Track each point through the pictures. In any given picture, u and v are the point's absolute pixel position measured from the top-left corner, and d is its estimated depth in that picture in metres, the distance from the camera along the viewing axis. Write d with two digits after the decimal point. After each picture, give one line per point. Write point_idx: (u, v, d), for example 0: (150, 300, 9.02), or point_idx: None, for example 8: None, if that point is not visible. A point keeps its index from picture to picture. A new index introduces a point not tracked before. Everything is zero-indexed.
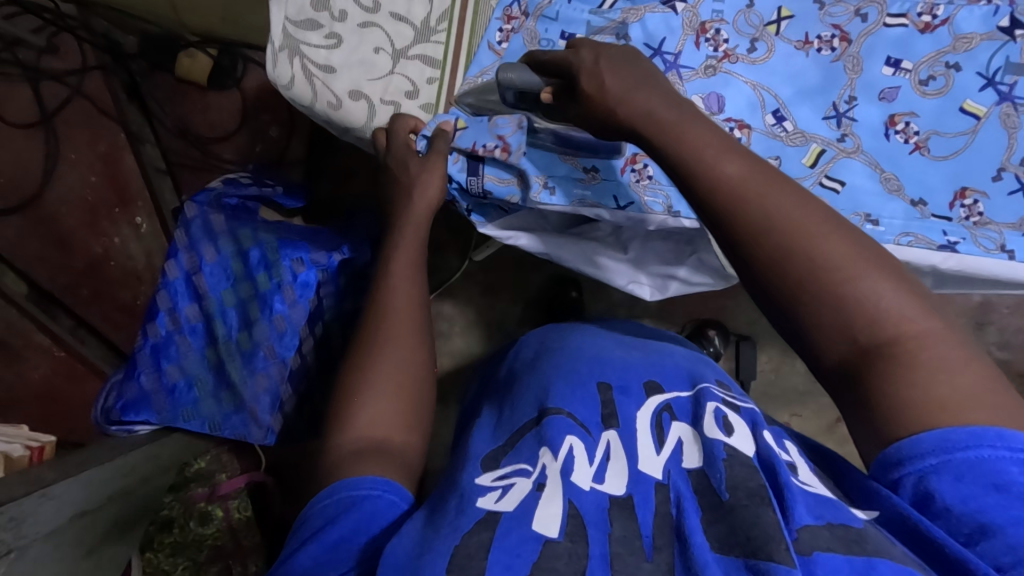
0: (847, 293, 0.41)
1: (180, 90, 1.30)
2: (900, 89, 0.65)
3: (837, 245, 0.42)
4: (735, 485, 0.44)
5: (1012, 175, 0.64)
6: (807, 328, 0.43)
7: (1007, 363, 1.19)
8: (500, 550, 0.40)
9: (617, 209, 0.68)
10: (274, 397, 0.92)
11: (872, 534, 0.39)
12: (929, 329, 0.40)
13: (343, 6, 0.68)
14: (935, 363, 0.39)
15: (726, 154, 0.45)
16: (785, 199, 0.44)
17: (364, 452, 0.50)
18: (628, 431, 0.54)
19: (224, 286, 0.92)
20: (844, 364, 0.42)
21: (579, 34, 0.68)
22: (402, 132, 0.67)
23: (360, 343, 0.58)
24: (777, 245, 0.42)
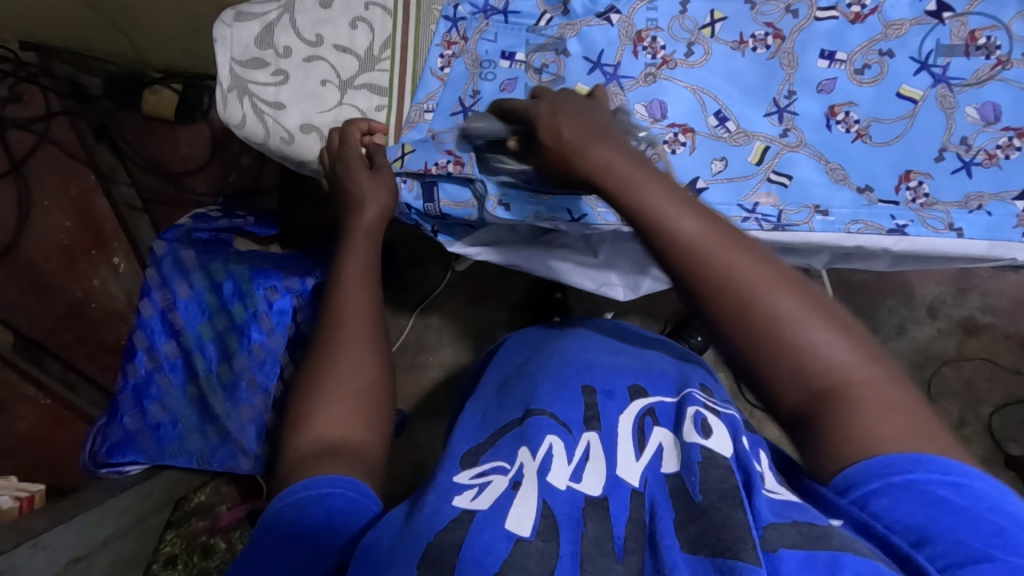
0: (802, 342, 0.42)
1: (150, 128, 1.33)
2: (837, 80, 0.66)
3: (795, 297, 0.43)
4: (708, 487, 0.44)
5: (954, 155, 0.65)
6: (765, 378, 0.43)
7: (990, 327, 1.22)
8: (470, 548, 0.42)
9: (572, 221, 0.69)
10: (259, 426, 0.92)
11: (836, 531, 0.38)
12: (872, 378, 0.41)
13: (287, 42, 0.69)
14: (879, 407, 0.40)
15: (683, 206, 0.46)
16: (749, 258, 0.44)
17: (329, 452, 0.50)
18: (608, 435, 0.55)
19: (200, 321, 0.93)
20: (802, 411, 0.43)
21: (520, 52, 0.69)
22: (354, 141, 0.66)
23: (320, 345, 0.57)
24: (739, 303, 0.43)
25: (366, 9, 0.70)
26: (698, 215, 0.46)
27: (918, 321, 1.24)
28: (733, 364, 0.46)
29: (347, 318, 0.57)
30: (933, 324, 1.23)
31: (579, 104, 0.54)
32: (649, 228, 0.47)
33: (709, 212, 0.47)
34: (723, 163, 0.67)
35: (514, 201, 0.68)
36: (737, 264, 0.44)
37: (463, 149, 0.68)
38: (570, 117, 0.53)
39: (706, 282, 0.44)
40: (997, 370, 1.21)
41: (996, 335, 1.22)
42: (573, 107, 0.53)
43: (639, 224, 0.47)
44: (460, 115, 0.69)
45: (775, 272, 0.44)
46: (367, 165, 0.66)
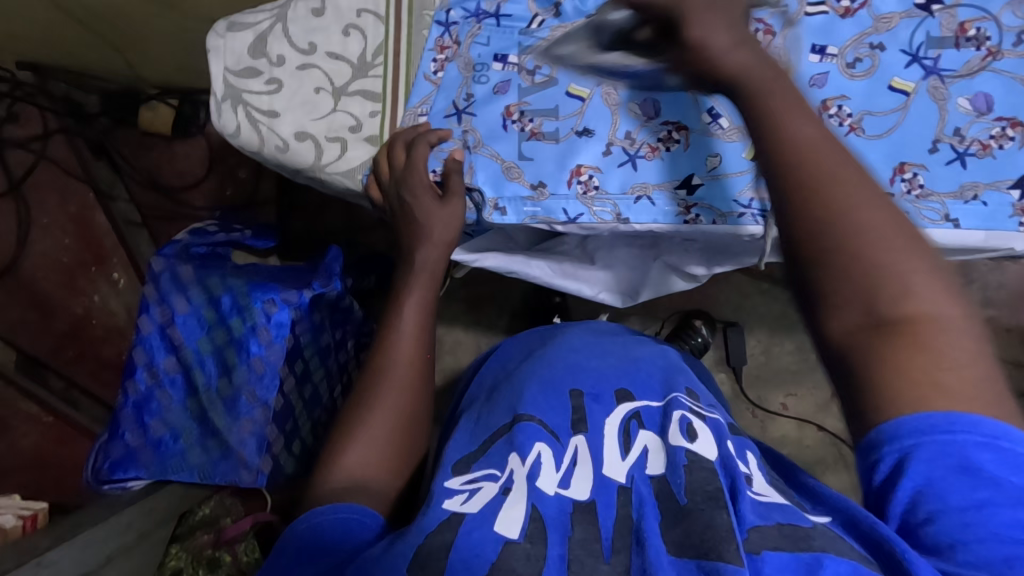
0: (882, 265, 0.39)
1: (147, 144, 1.32)
2: (828, 74, 0.66)
3: (891, 224, 0.40)
4: (694, 489, 0.46)
5: (947, 146, 0.65)
6: (820, 296, 0.40)
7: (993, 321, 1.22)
8: (458, 551, 0.43)
9: (568, 222, 0.67)
10: (259, 440, 0.91)
11: (819, 535, 0.41)
12: (955, 317, 0.38)
13: (280, 51, 0.69)
14: (943, 348, 0.37)
15: (801, 110, 0.43)
16: (851, 166, 0.41)
17: (353, 489, 0.53)
18: (595, 436, 0.55)
19: (198, 335, 0.92)
20: (856, 335, 0.39)
21: (512, 54, 0.69)
22: (422, 164, 0.65)
23: (366, 383, 0.60)
24: (829, 206, 0.40)
25: (359, 17, 0.70)
26: (816, 120, 0.43)
27: None
28: (791, 278, 0.42)
29: (396, 362, 0.61)
30: None
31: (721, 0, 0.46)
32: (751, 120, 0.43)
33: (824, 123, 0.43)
34: (718, 159, 0.66)
35: (509, 205, 0.67)
36: (843, 174, 0.41)
37: (559, 53, 0.65)
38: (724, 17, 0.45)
39: (808, 178, 0.41)
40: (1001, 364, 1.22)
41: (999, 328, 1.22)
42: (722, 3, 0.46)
43: (758, 121, 0.44)
44: (455, 117, 0.69)
45: (878, 194, 0.41)
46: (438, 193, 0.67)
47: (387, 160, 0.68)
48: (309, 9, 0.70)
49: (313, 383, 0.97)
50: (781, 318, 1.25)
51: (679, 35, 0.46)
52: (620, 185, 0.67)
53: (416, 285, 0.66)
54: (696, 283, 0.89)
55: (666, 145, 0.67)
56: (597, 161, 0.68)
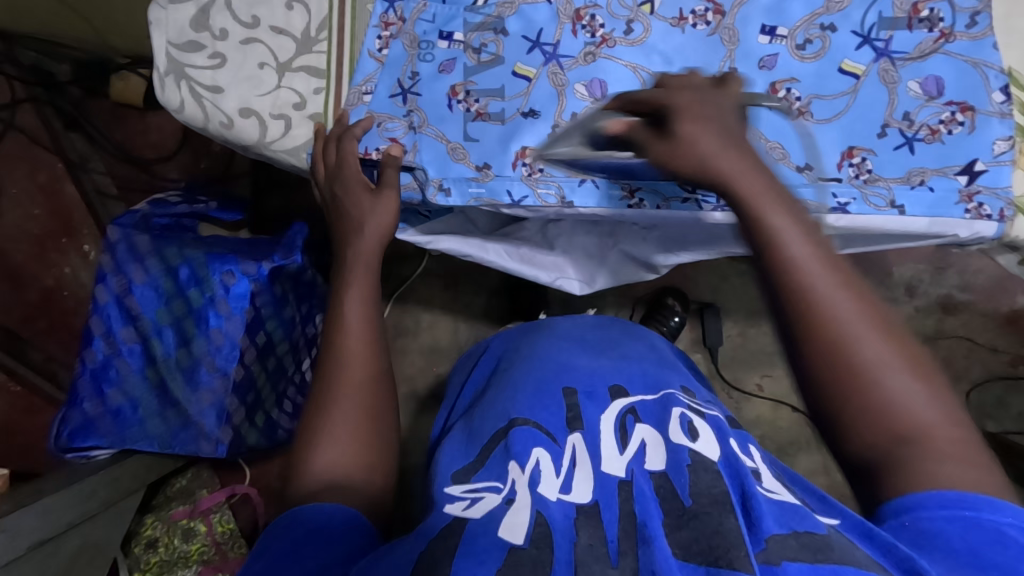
0: (881, 385, 0.44)
1: (120, 115, 1.31)
2: (778, 56, 0.65)
3: (887, 344, 0.45)
4: (696, 491, 0.48)
5: (896, 131, 0.64)
6: (837, 414, 0.45)
7: (969, 305, 1.25)
8: (464, 557, 0.42)
9: (513, 203, 0.67)
10: (220, 410, 0.93)
11: (835, 543, 0.41)
12: (955, 438, 0.44)
13: (223, 25, 0.68)
14: (953, 454, 0.43)
15: (803, 235, 0.46)
16: (849, 294, 0.45)
17: (330, 488, 0.53)
18: (590, 434, 0.57)
19: (156, 306, 0.92)
20: (878, 452, 0.45)
21: (458, 32, 0.68)
22: (353, 159, 0.66)
23: (320, 386, 0.60)
24: (834, 344, 0.44)
25: None
26: (813, 245, 0.46)
27: (897, 299, 1.27)
28: (807, 399, 0.48)
29: (348, 359, 0.61)
30: (911, 302, 1.26)
31: (716, 120, 0.49)
32: (762, 249, 0.47)
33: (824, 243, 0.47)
34: None
35: (453, 186, 0.67)
36: (838, 306, 0.45)
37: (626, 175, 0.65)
38: (710, 118, 0.49)
39: (815, 314, 0.45)
40: (975, 348, 1.24)
41: (975, 312, 1.24)
42: (713, 117, 0.49)
43: (755, 245, 0.47)
44: (399, 97, 0.68)
45: (870, 318, 0.45)
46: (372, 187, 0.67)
47: (322, 160, 0.68)
48: None
49: (275, 355, 0.99)
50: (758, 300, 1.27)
51: (669, 127, 0.49)
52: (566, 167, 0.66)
53: (354, 280, 0.65)
54: (652, 273, 0.91)
55: None
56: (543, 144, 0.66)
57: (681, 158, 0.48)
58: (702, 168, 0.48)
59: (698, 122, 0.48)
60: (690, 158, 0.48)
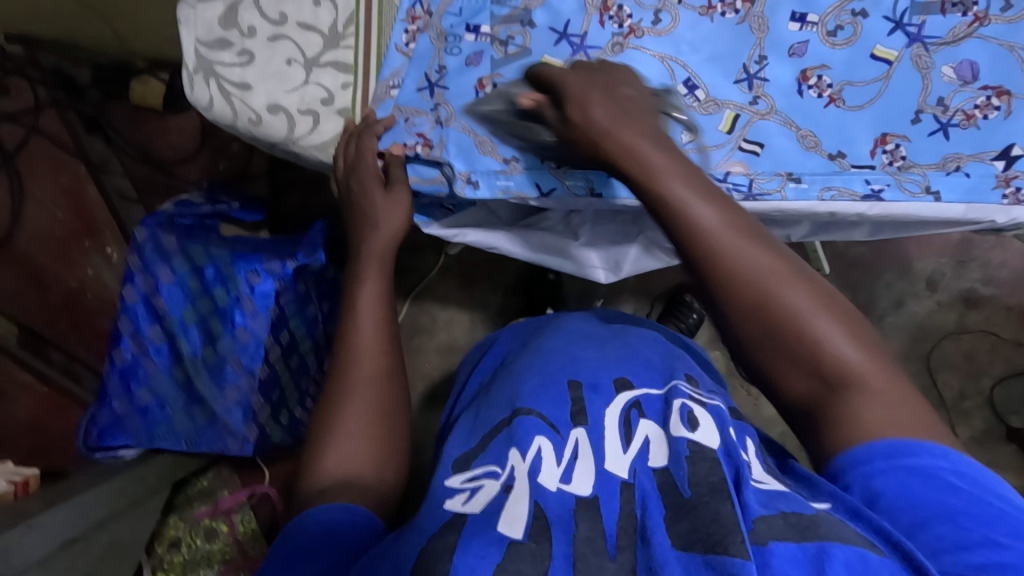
0: (806, 336, 0.46)
1: (139, 118, 1.32)
2: (808, 43, 0.64)
3: (806, 297, 0.46)
4: (697, 480, 0.46)
5: (930, 116, 0.63)
6: (767, 367, 0.47)
7: (992, 299, 1.24)
8: (465, 552, 0.42)
9: (541, 196, 0.67)
10: (245, 408, 0.95)
11: (822, 522, 0.41)
12: (880, 373, 0.45)
13: (251, 22, 0.69)
14: (885, 398, 0.44)
15: (704, 200, 0.47)
16: (758, 253, 0.47)
17: (341, 486, 0.53)
18: (596, 431, 0.55)
19: (183, 306, 0.92)
20: (807, 399, 0.47)
21: (485, 25, 0.68)
22: (371, 155, 0.65)
23: (332, 384, 0.60)
24: (747, 302, 0.46)
25: None
26: (714, 208, 0.47)
27: (917, 294, 1.26)
28: (738, 355, 0.50)
29: (361, 353, 0.60)
30: (932, 297, 1.25)
31: (604, 87, 0.54)
32: (663, 219, 0.48)
33: (729, 202, 0.48)
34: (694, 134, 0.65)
35: (481, 178, 0.67)
36: (746, 266, 0.46)
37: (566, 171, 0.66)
38: (601, 96, 0.52)
39: (728, 276, 0.46)
40: (999, 343, 1.22)
41: (998, 306, 1.23)
42: (604, 85, 0.54)
43: (658, 213, 0.48)
44: (427, 91, 0.68)
45: (786, 274, 0.47)
46: (383, 182, 0.67)
47: (343, 156, 0.68)
48: None
49: (298, 355, 0.98)
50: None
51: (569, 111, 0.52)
52: None
53: (368, 272, 0.64)
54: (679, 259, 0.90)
55: None
56: None
57: (584, 133, 0.52)
58: (601, 148, 0.51)
59: (602, 101, 0.51)
60: (590, 133, 0.51)
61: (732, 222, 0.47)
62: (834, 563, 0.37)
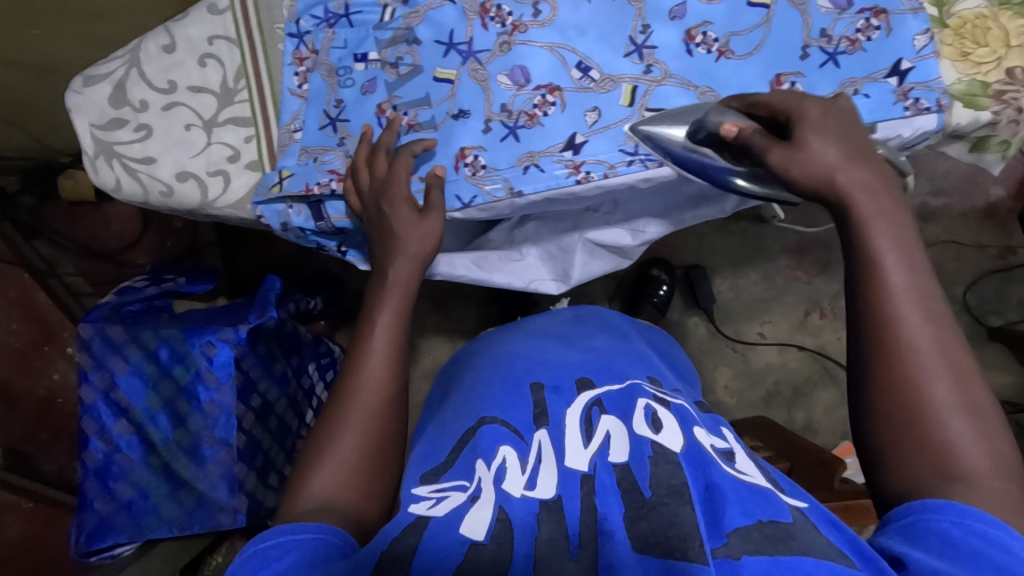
0: (933, 425, 0.43)
1: (75, 213, 1.31)
2: (686, 4, 0.66)
3: (952, 393, 0.43)
4: (657, 482, 0.47)
5: (818, 49, 0.64)
6: (882, 443, 0.45)
7: (945, 209, 1.26)
8: (424, 555, 0.43)
9: (465, 207, 0.67)
10: (230, 481, 0.91)
11: (797, 534, 0.42)
12: (1001, 489, 0.41)
13: (141, 95, 0.68)
14: (988, 496, 0.40)
15: (903, 266, 0.46)
16: (926, 336, 0.44)
17: (320, 509, 0.49)
18: (556, 428, 0.55)
19: (144, 393, 0.91)
20: (904, 488, 0.43)
21: (372, 51, 0.68)
22: (404, 179, 0.62)
23: (335, 401, 0.56)
24: (897, 376, 0.44)
25: (212, 44, 0.69)
26: (904, 277, 0.46)
27: None
28: (858, 425, 0.47)
29: (372, 382, 0.56)
30: None
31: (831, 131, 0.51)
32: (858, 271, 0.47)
33: (928, 289, 0.46)
34: (597, 113, 0.66)
35: None
36: (912, 341, 0.44)
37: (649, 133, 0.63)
38: (828, 138, 0.50)
39: (886, 343, 0.45)
40: (963, 249, 1.25)
41: (953, 215, 1.25)
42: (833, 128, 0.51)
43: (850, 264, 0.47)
44: (329, 128, 0.68)
45: (942, 366, 0.44)
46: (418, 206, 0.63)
47: (368, 169, 0.64)
48: (161, 46, 0.69)
49: (275, 414, 0.99)
50: (740, 250, 1.28)
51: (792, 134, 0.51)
52: (508, 159, 0.66)
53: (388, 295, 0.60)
54: (627, 259, 0.93)
55: (543, 110, 0.66)
56: (480, 140, 0.67)
57: (809, 165, 0.49)
58: (784, 176, 0.50)
59: (794, 147, 0.50)
60: (814, 167, 0.49)
61: (915, 281, 0.45)
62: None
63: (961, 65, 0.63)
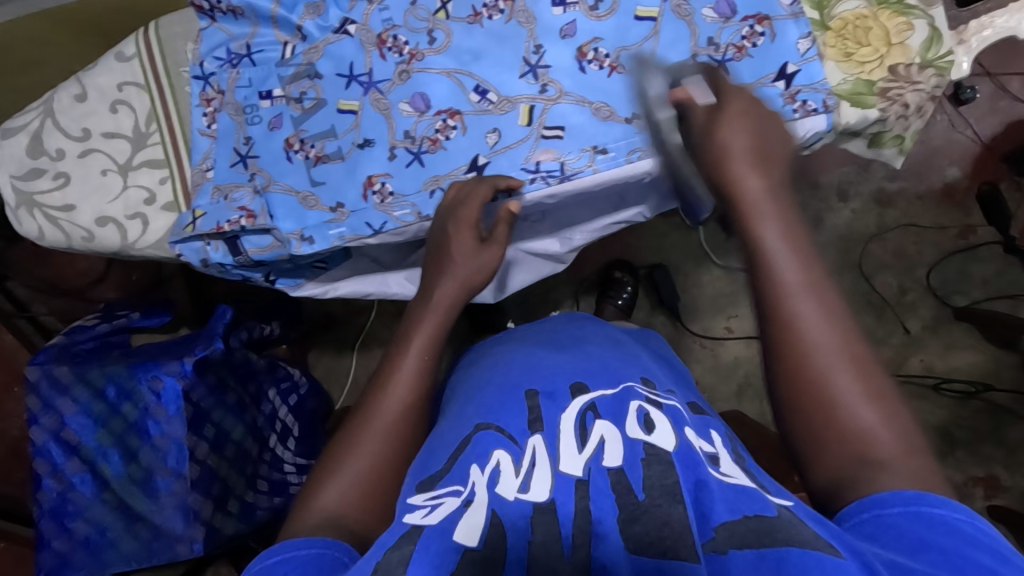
0: (840, 413, 0.44)
1: (42, 253, 1.31)
2: (575, 22, 0.67)
3: (851, 376, 0.44)
4: (650, 484, 0.42)
5: (707, 58, 0.66)
6: (801, 436, 0.45)
7: (902, 192, 1.26)
8: (419, 561, 0.38)
9: (376, 233, 0.68)
10: (186, 511, 0.92)
11: (782, 524, 0.38)
12: (910, 463, 0.42)
13: (58, 145, 0.71)
14: (905, 479, 0.41)
15: (789, 250, 0.47)
16: (822, 321, 0.45)
17: (327, 525, 0.47)
18: (551, 433, 0.49)
19: (94, 431, 0.93)
20: (835, 480, 0.44)
21: (276, 88, 0.70)
22: (476, 202, 0.63)
23: (355, 418, 0.54)
24: (803, 366, 0.45)
25: (121, 91, 0.71)
26: (796, 264, 0.47)
27: (833, 208, 1.27)
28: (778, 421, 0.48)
29: (391, 401, 0.54)
30: (847, 206, 1.26)
31: (753, 119, 0.53)
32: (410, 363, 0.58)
33: (815, 266, 0.47)
34: (497, 134, 0.67)
35: (314, 233, 0.68)
36: (808, 330, 0.45)
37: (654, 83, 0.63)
38: (744, 123, 0.52)
39: (792, 332, 0.45)
40: (922, 232, 1.25)
41: (910, 199, 1.26)
42: (751, 114, 0.53)
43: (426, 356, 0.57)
44: (240, 165, 0.70)
45: (840, 349, 0.45)
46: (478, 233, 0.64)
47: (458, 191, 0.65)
48: (72, 96, 0.71)
49: (233, 442, 0.99)
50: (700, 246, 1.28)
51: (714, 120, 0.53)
52: (415, 184, 0.68)
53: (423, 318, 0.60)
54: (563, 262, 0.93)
55: (445, 134, 0.68)
56: (387, 168, 0.68)
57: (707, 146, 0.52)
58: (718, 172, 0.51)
59: (734, 124, 0.52)
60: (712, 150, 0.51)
61: (810, 275, 0.46)
62: (791, 566, 0.35)
63: (845, 66, 0.64)
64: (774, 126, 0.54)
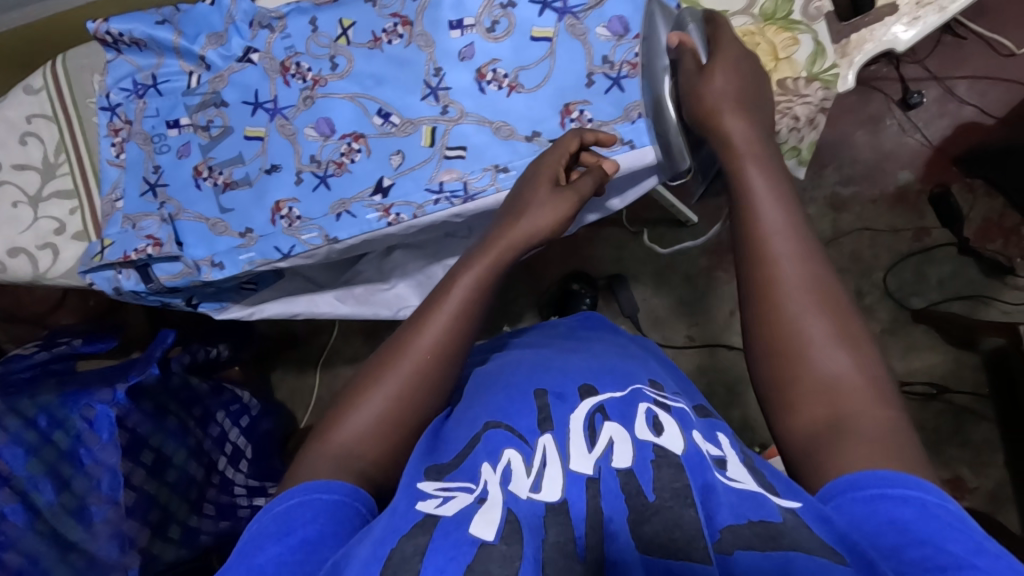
0: (812, 360, 0.44)
1: None
2: (473, 45, 0.68)
3: (824, 325, 0.45)
4: (661, 485, 0.38)
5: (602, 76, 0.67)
6: (776, 386, 0.46)
7: (855, 198, 1.23)
8: (438, 552, 0.35)
9: (285, 257, 0.68)
10: (122, 539, 0.88)
11: (790, 530, 0.34)
12: (882, 427, 0.41)
13: None
14: (874, 440, 0.40)
15: (778, 202, 0.49)
16: (802, 269, 0.47)
17: (338, 461, 0.45)
18: (561, 433, 0.45)
19: (18, 458, 0.83)
20: (812, 435, 0.43)
21: (183, 117, 0.72)
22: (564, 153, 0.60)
23: (386, 349, 0.52)
24: (783, 309, 0.46)
25: (30, 123, 0.73)
26: (785, 213, 0.49)
27: None
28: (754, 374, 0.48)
29: (419, 340, 0.51)
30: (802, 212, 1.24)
31: (742, 68, 0.55)
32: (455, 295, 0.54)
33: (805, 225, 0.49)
34: (401, 155, 0.68)
35: (225, 259, 0.69)
36: (791, 273, 0.47)
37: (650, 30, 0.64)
38: (736, 73, 0.55)
39: (773, 276, 0.47)
40: (877, 235, 1.22)
41: (864, 203, 1.23)
42: (739, 66, 0.56)
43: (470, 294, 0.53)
44: (150, 194, 0.71)
45: (823, 300, 0.46)
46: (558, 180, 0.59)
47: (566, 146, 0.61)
48: None
49: (173, 468, 0.97)
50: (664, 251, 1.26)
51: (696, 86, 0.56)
52: (322, 207, 0.68)
53: (480, 257, 0.54)
54: None
55: (349, 157, 0.68)
56: (293, 193, 0.69)
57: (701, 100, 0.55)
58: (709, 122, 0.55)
59: (724, 74, 0.55)
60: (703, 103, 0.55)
61: (789, 223, 0.48)
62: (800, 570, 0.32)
63: None
64: (760, 82, 0.56)
